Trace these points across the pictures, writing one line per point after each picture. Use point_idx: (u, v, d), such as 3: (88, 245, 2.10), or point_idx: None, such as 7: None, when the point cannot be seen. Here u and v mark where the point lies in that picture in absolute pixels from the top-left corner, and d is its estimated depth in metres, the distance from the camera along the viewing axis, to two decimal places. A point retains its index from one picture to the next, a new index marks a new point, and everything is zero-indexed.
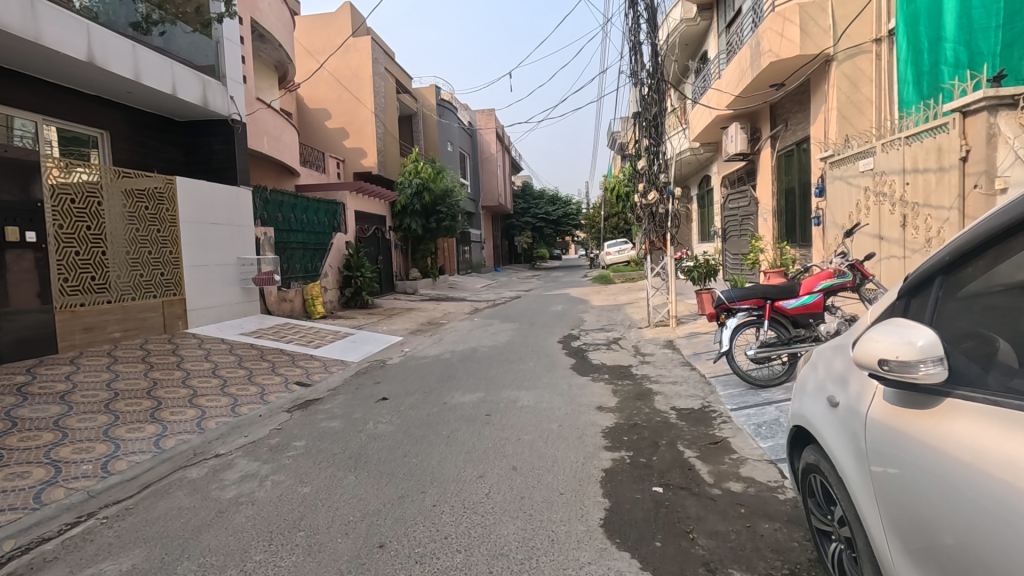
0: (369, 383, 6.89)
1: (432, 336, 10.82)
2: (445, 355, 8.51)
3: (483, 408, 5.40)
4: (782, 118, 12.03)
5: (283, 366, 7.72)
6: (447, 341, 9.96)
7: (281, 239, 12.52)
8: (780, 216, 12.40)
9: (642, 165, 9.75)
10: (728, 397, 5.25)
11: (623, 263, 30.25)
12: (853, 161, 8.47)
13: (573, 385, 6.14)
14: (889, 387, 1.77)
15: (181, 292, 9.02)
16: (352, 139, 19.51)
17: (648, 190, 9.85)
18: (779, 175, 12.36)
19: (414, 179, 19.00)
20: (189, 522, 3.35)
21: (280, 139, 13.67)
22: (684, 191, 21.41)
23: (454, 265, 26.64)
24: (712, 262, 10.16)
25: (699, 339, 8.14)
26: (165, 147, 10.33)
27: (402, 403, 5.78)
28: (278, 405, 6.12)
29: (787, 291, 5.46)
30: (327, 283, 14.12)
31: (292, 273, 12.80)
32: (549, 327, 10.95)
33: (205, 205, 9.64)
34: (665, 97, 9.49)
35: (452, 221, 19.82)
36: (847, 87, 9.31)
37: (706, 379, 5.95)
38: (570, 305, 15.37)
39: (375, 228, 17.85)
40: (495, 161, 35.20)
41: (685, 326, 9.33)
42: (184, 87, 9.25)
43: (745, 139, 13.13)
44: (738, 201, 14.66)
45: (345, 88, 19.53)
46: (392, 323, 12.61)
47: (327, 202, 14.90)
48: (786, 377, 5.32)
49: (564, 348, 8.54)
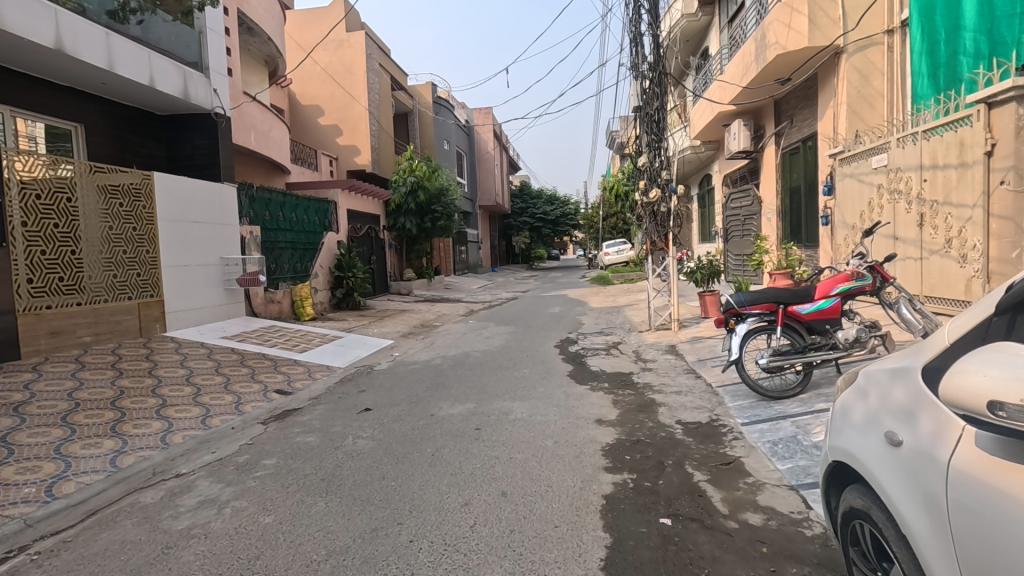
0: (353, 392, 6.48)
1: (424, 340, 10.40)
2: (435, 361, 8.09)
3: (473, 422, 4.98)
4: (787, 114, 11.63)
5: (263, 373, 7.28)
6: (438, 345, 9.55)
7: (268, 238, 12.08)
8: (785, 215, 12.02)
9: (643, 162, 9.33)
10: (738, 410, 4.84)
11: (621, 264, 29.86)
12: (865, 157, 8.08)
13: (570, 396, 5.71)
14: (989, 430, 1.38)
15: (158, 293, 8.58)
16: (346, 137, 19.09)
17: (650, 187, 9.44)
18: (783, 173, 11.98)
19: (408, 177, 18.62)
20: (130, 560, 2.92)
21: (268, 135, 13.24)
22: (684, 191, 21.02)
23: (450, 265, 26.22)
24: (716, 263, 9.70)
25: (703, 344, 7.73)
26: (145, 142, 9.90)
27: (386, 415, 5.36)
28: (254, 416, 5.70)
29: (801, 294, 5.03)
30: (318, 284, 13.69)
31: (280, 274, 12.37)
32: (545, 331, 10.53)
33: (185, 202, 9.20)
34: (667, 91, 9.08)
35: (447, 220, 19.39)
36: (856, 80, 8.92)
37: (713, 389, 5.54)
38: (568, 307, 14.94)
39: (368, 227, 17.42)
40: (492, 160, 34.77)
41: (688, 330, 8.91)
42: (163, 79, 8.83)
43: (748, 137, 12.72)
44: (741, 201, 14.27)
45: (338, 84, 19.11)
46: (384, 325, 12.19)
47: (318, 200, 14.48)
48: (800, 387, 4.92)
49: (561, 353, 8.13)
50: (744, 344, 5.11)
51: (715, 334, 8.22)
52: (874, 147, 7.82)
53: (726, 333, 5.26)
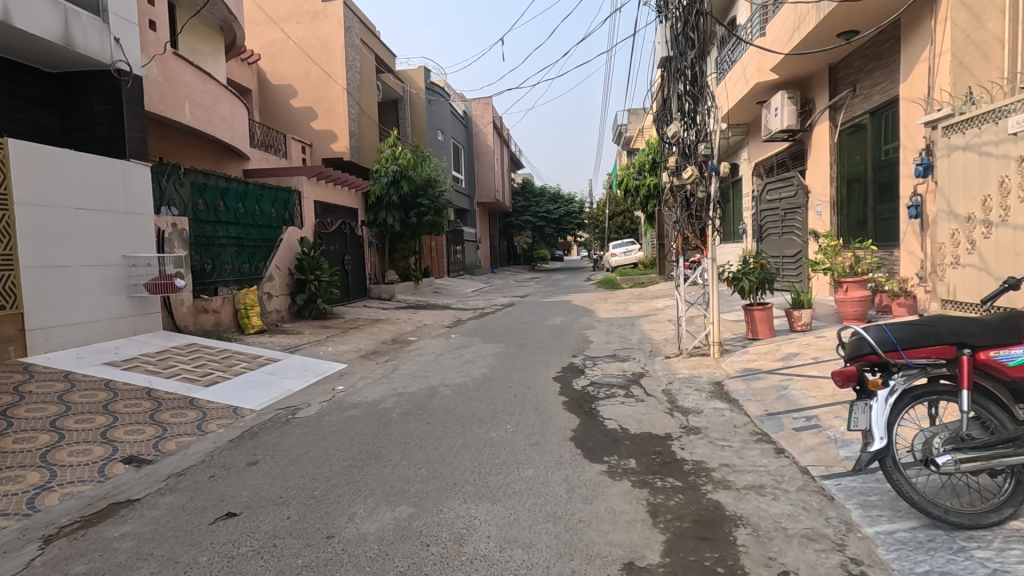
0: (237, 465, 4.17)
1: (385, 364, 8.09)
2: (386, 403, 5.77)
3: (393, 564, 2.68)
4: (849, 80, 9.28)
5: (126, 425, 5.00)
6: (401, 373, 7.24)
7: (204, 233, 9.81)
8: (843, 208, 9.72)
9: (674, 131, 7.03)
10: (899, 556, 2.52)
11: (630, 266, 27.43)
12: (990, 119, 5.73)
13: (574, 493, 3.38)
14: None
15: (14, 304, 6.30)
16: (321, 120, 16.89)
17: (681, 164, 7.14)
18: (841, 157, 9.71)
19: (390, 165, 16.42)
20: None
21: (211, 109, 11.00)
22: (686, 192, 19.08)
23: (442, 267, 23.94)
24: (768, 265, 7.29)
25: (766, 385, 5.40)
26: (27, 106, 7.66)
27: (250, 534, 3.05)
28: (41, 523, 3.39)
29: (1004, 329, 2.72)
30: (272, 289, 11.42)
31: (220, 277, 10.10)
32: (544, 352, 8.21)
33: (61, 182, 6.90)
34: (707, 34, 6.74)
35: (436, 215, 17.13)
36: (965, 21, 6.49)
37: (825, 491, 3.21)
38: (572, 317, 12.64)
39: (342, 222, 15.16)
40: (491, 155, 32.52)
41: (734, 359, 6.60)
42: (26, 15, 6.59)
43: (793, 112, 10.44)
44: (778, 192, 11.96)
45: (314, 61, 16.89)
46: (344, 341, 9.89)
47: (278, 189, 12.24)
48: (1010, 506, 2.62)
49: (562, 393, 5.82)
50: (895, 422, 2.77)
51: (777, 368, 5.91)
52: (1007, 104, 5.47)
53: (853, 407, 2.89)
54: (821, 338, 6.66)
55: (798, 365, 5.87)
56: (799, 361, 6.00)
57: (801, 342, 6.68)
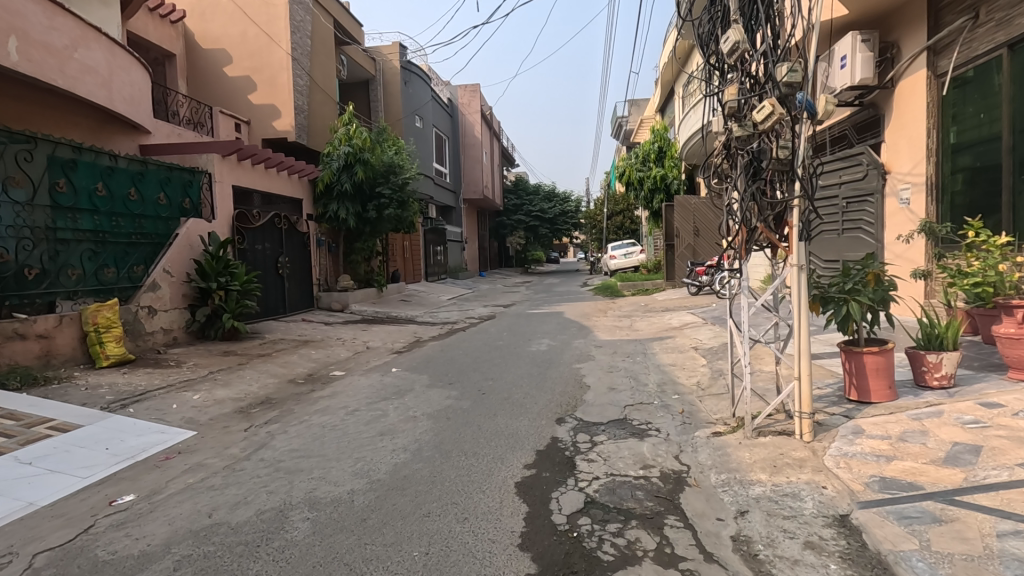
0: None
1: (258, 431, 5.04)
2: (155, 566, 2.75)
3: None
4: (967, 4, 6.33)
5: None
6: (259, 461, 4.19)
7: (29, 222, 6.74)
8: (954, 193, 6.77)
9: (733, 42, 3.91)
10: None
11: (631, 269, 24.48)
12: None
13: None
14: None
15: None
16: (261, 93, 13.93)
17: (746, 100, 4.01)
18: (951, 119, 6.76)
19: (342, 147, 13.40)
20: None
21: (66, 55, 8.00)
22: (690, 196, 16.70)
23: (416, 271, 21.02)
24: (885, 278, 4.31)
25: (980, 555, 2.41)
26: None
27: None
28: None
29: None
30: (155, 301, 8.41)
31: (58, 286, 7.07)
32: (512, 411, 5.21)
33: None
34: None
35: (398, 208, 14.15)
36: None
37: None
38: (564, 338, 9.67)
39: (277, 214, 12.12)
40: (479, 147, 29.55)
41: (845, 453, 3.63)
42: None
43: (869, 60, 7.44)
44: (837, 175, 8.98)
45: (253, 21, 13.94)
46: (232, 380, 6.84)
47: (177, 169, 9.24)
48: None
49: (527, 546, 2.83)
50: None
51: (960, 490, 2.93)
52: None
53: None
54: (1000, 414, 3.71)
55: (1004, 485, 2.90)
56: (997, 474, 3.03)
57: (963, 422, 3.72)
